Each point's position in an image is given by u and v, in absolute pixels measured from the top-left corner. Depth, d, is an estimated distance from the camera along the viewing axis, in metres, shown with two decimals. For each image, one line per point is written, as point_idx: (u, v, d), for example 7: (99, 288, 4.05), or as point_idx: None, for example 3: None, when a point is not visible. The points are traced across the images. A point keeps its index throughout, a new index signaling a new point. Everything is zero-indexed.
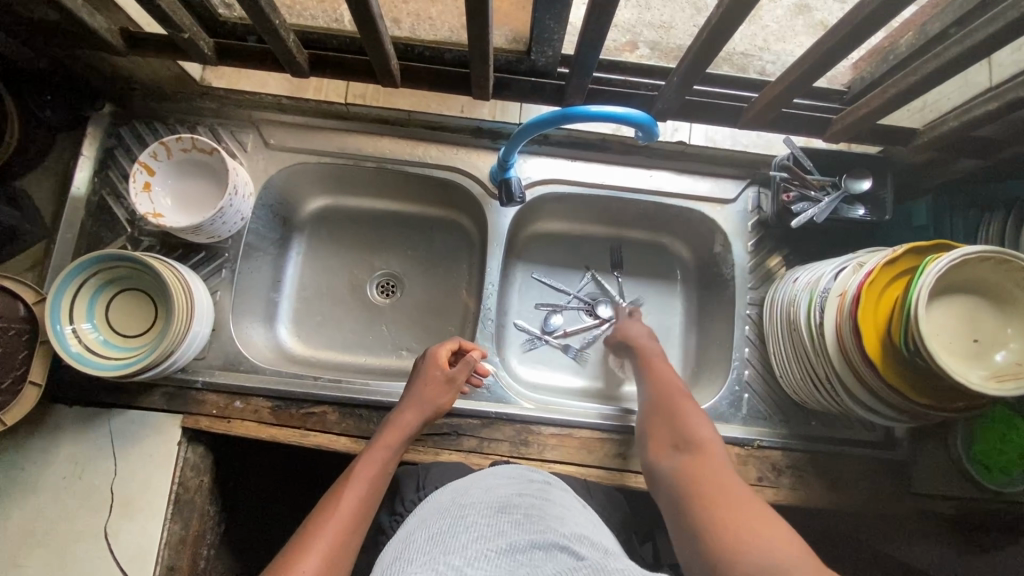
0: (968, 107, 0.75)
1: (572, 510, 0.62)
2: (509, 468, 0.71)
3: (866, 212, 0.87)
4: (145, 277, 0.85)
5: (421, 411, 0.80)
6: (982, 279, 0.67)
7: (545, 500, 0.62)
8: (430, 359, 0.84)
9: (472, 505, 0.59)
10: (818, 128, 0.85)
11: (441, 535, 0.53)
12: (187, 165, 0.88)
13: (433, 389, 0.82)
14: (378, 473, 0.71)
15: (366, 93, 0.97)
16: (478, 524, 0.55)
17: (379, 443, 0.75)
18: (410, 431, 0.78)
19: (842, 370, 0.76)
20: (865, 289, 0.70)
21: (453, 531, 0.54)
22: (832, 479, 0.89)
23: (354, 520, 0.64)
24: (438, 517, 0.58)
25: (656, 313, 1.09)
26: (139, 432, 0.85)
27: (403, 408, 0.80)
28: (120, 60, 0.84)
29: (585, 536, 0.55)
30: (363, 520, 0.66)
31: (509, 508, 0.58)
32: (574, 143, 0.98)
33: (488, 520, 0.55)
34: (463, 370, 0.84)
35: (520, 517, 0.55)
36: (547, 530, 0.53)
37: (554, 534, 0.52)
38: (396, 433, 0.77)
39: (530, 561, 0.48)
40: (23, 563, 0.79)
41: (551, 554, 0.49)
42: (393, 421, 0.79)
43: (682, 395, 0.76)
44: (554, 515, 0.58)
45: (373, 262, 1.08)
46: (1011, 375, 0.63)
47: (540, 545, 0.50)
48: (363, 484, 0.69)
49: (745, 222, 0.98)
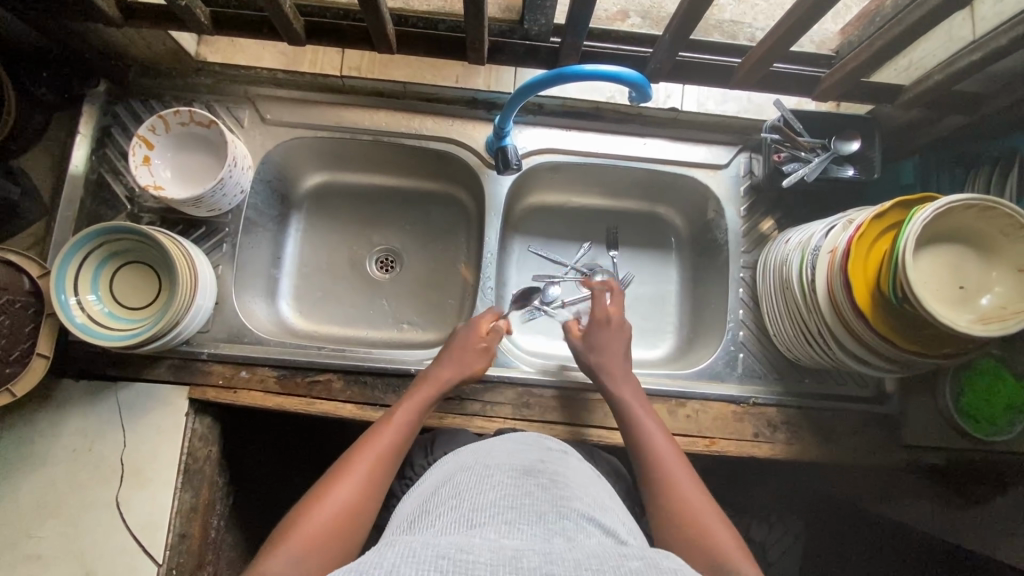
0: (952, 61, 0.77)
1: (587, 476, 0.64)
2: (524, 434, 0.71)
3: (855, 171, 0.89)
4: (150, 250, 0.86)
5: (457, 370, 0.83)
6: (968, 227, 0.69)
7: (564, 467, 0.63)
8: (471, 329, 0.87)
9: (496, 467, 0.59)
10: (806, 87, 0.87)
11: (470, 496, 0.54)
12: (185, 138, 0.89)
13: (471, 354, 0.85)
14: (412, 422, 0.74)
15: (361, 65, 0.99)
16: (505, 483, 0.55)
17: (418, 395, 0.78)
18: (444, 387, 0.81)
19: (834, 324, 0.78)
20: (856, 243, 0.73)
21: (482, 491, 0.54)
22: (825, 433, 0.92)
23: (387, 461, 0.67)
24: (464, 474, 0.59)
25: (652, 281, 1.11)
26: (147, 404, 0.86)
27: (443, 365, 0.83)
28: (114, 33, 0.85)
29: (606, 507, 0.58)
30: (395, 460, 0.69)
31: (533, 473, 0.58)
32: (568, 113, 1.00)
33: (515, 480, 0.56)
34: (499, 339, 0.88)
35: (547, 482, 0.57)
36: (573, 499, 0.55)
37: (580, 504, 0.54)
38: (432, 389, 0.79)
39: (563, 530, 0.49)
40: (37, 533, 0.81)
41: (582, 525, 0.51)
42: (431, 375, 0.82)
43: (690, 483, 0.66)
44: (576, 483, 0.59)
45: (372, 238, 1.09)
46: (997, 317, 0.65)
47: (571, 514, 0.52)
48: (399, 431, 0.72)
49: (738, 186, 1.00)
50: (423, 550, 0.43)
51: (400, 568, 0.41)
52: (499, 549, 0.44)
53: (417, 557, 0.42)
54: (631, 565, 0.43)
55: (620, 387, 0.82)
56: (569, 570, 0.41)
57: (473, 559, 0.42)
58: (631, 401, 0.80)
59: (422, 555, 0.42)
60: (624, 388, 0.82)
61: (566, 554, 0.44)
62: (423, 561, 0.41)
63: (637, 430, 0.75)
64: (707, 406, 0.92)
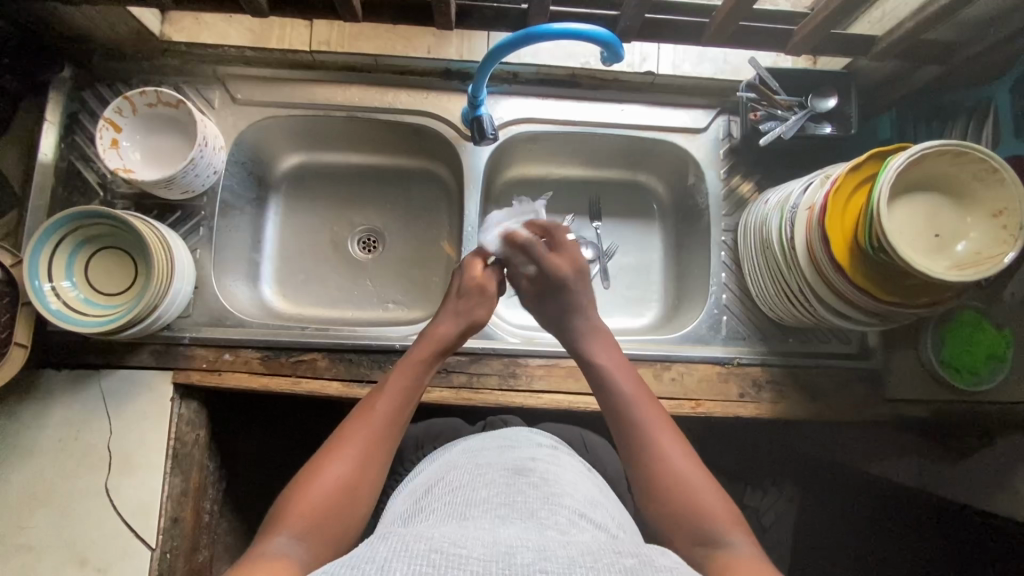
0: (923, 7, 0.76)
1: (579, 474, 0.62)
2: (512, 431, 0.69)
3: (833, 129, 0.88)
4: (125, 234, 0.84)
5: (458, 322, 0.76)
6: (942, 175, 0.69)
7: (556, 465, 0.61)
8: (464, 276, 0.79)
9: (488, 465, 0.58)
10: (779, 43, 0.86)
11: (463, 492, 0.53)
12: (154, 120, 0.88)
13: (468, 300, 0.77)
14: (409, 388, 0.66)
15: (330, 39, 0.95)
16: (496, 482, 0.54)
17: (413, 355, 0.70)
18: (445, 342, 0.74)
19: (816, 282, 0.78)
20: (832, 200, 0.73)
21: (474, 489, 0.54)
22: (809, 391, 0.93)
23: (388, 433, 0.62)
24: (456, 473, 0.58)
25: (635, 252, 1.10)
26: (131, 390, 0.86)
27: (442, 320, 0.76)
28: (75, 14, 0.83)
29: (596, 502, 0.57)
30: (397, 428, 0.63)
31: (525, 471, 0.57)
32: (545, 81, 0.99)
33: (506, 478, 0.55)
34: (492, 280, 0.79)
35: (539, 479, 0.55)
36: (565, 496, 0.54)
37: (572, 500, 0.53)
38: (430, 346, 0.72)
39: (556, 525, 0.48)
40: (27, 523, 0.81)
41: (575, 520, 0.50)
42: (429, 333, 0.74)
43: (675, 446, 0.61)
44: (567, 480, 0.58)
45: (353, 219, 1.08)
46: (972, 263, 0.66)
47: (563, 510, 0.51)
48: (397, 397, 0.65)
49: (717, 149, 0.99)
50: (415, 544, 0.42)
51: (392, 562, 0.40)
52: (491, 544, 0.43)
53: (409, 551, 0.41)
54: (625, 563, 0.42)
55: (591, 346, 0.74)
56: (562, 566, 0.40)
57: (466, 554, 0.41)
58: (605, 358, 0.72)
59: (415, 550, 0.41)
60: (601, 347, 0.74)
61: (560, 551, 0.43)
62: (416, 556, 0.40)
63: (612, 389, 0.68)
64: (693, 368, 0.93)
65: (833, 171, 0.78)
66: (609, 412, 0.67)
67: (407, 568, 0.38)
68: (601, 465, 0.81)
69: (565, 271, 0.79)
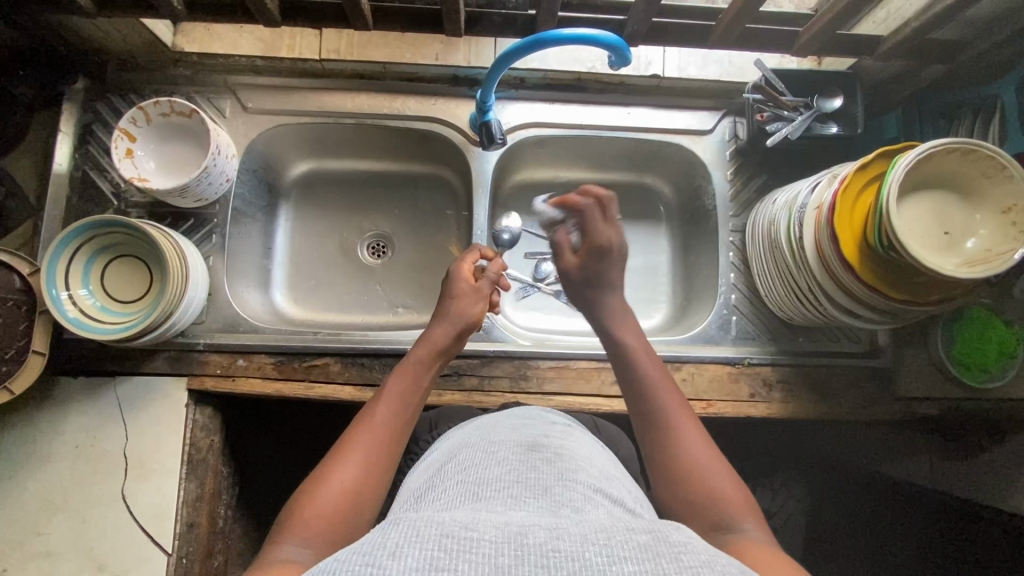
0: (928, 7, 0.77)
1: (595, 450, 0.63)
2: (526, 409, 0.69)
3: (840, 128, 0.89)
4: (140, 242, 0.86)
5: (454, 324, 0.75)
6: (951, 173, 0.69)
7: (569, 440, 0.62)
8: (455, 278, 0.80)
9: (501, 442, 0.58)
10: (785, 44, 0.87)
11: (476, 470, 0.53)
12: (167, 130, 0.89)
13: (465, 301, 0.78)
14: (408, 391, 0.67)
15: (339, 47, 0.95)
16: (510, 459, 0.54)
17: (412, 359, 0.70)
18: (443, 346, 0.73)
19: (824, 278, 0.79)
20: (840, 195, 0.73)
21: (487, 465, 0.54)
22: (820, 390, 0.93)
23: (388, 437, 0.62)
24: (469, 451, 0.58)
25: (642, 254, 1.11)
26: (146, 397, 0.86)
27: (437, 324, 0.76)
28: (90, 26, 0.85)
29: (611, 477, 0.57)
30: (399, 432, 0.64)
31: (539, 447, 0.57)
32: (552, 86, 1.00)
33: (520, 455, 0.55)
34: (488, 287, 0.81)
35: (552, 455, 0.55)
36: (579, 471, 0.54)
37: (587, 476, 0.54)
38: (429, 349, 0.72)
39: (570, 501, 0.49)
40: (44, 531, 0.82)
41: (590, 497, 0.50)
42: (425, 337, 0.74)
43: (695, 435, 0.61)
44: (582, 455, 0.59)
45: (363, 225, 1.09)
46: (982, 260, 0.66)
47: (577, 486, 0.51)
48: (393, 402, 0.65)
49: (724, 151, 1.00)
50: (427, 529, 0.41)
51: (404, 547, 0.39)
52: (503, 525, 0.43)
53: (421, 536, 0.41)
54: (639, 539, 0.42)
55: (618, 328, 0.75)
56: (576, 546, 0.40)
57: (477, 537, 0.40)
58: (631, 340, 0.73)
59: (426, 535, 0.40)
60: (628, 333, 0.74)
61: (574, 529, 0.43)
62: (427, 540, 0.40)
63: (634, 371, 0.69)
64: (703, 368, 0.93)
65: (844, 169, 0.78)
66: (632, 400, 0.67)
67: (418, 551, 0.38)
68: (614, 450, 0.82)
69: (612, 240, 0.81)
